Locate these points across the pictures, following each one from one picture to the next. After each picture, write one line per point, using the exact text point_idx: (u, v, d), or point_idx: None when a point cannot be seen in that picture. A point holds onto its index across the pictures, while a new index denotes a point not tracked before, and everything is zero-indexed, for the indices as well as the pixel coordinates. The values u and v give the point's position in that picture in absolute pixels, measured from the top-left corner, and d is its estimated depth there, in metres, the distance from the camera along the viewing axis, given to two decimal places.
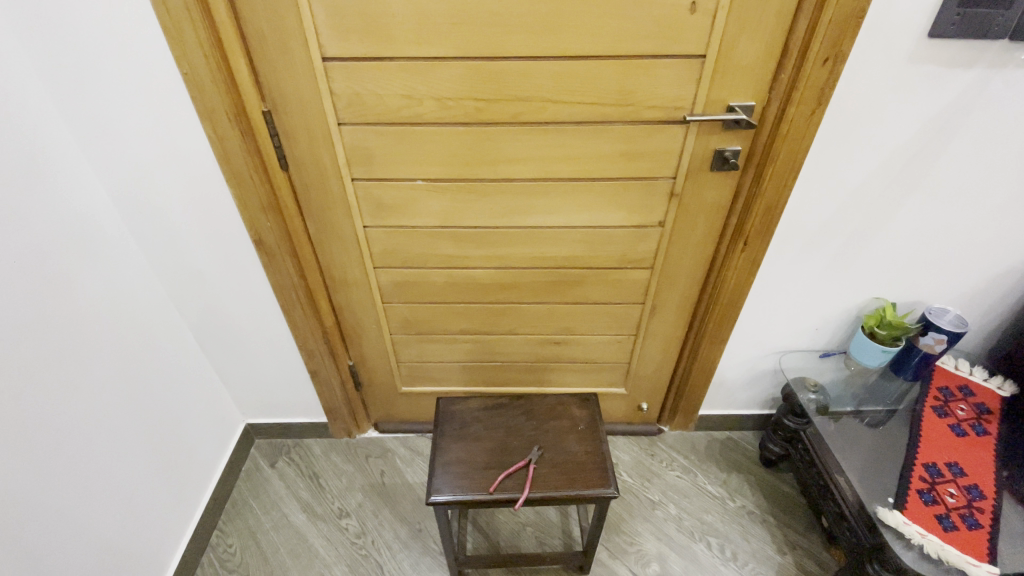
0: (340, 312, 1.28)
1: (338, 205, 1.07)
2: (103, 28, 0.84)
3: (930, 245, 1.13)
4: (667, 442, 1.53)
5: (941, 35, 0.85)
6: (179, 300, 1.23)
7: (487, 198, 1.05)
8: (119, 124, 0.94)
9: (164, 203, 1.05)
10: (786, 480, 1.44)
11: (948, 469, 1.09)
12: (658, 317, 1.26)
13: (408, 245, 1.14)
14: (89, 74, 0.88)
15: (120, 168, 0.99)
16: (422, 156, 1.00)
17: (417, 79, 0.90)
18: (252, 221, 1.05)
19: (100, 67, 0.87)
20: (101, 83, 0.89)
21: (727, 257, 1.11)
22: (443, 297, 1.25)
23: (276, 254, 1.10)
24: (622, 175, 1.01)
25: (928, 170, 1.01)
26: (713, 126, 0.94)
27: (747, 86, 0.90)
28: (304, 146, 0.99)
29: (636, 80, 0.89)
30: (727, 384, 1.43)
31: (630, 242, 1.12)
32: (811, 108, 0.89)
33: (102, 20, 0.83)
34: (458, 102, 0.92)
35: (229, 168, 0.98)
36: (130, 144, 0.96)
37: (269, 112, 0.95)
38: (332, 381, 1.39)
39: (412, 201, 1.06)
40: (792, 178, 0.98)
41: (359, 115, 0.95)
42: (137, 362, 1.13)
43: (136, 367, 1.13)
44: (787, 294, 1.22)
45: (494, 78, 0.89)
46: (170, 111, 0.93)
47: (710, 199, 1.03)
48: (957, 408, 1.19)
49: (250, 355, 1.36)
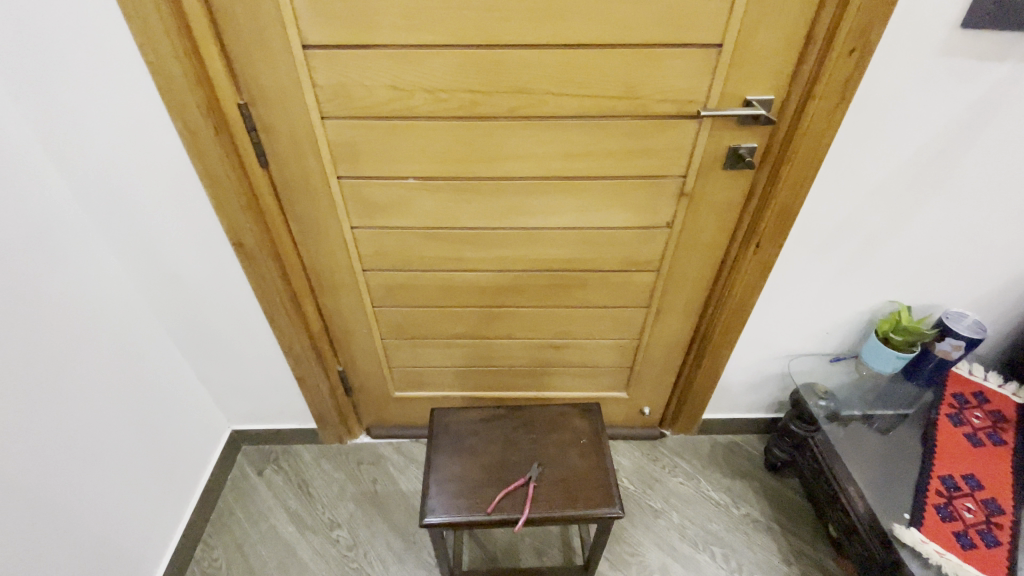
0: (327, 316, 1.21)
1: (323, 204, 0.99)
2: (57, 11, 0.75)
3: (949, 248, 1.07)
4: (669, 447, 1.48)
5: (976, 25, 0.78)
6: (157, 305, 1.16)
7: (484, 198, 0.98)
8: (80, 118, 0.85)
9: (136, 203, 0.97)
10: (792, 486, 1.39)
11: (965, 482, 1.05)
12: (662, 321, 1.20)
13: (399, 247, 1.07)
14: (45, 63, 0.79)
15: (84, 165, 0.91)
16: (413, 152, 0.92)
17: (407, 70, 0.82)
18: (231, 223, 0.98)
19: (56, 55, 0.79)
20: (58, 74, 0.80)
21: (738, 260, 1.05)
22: (436, 300, 1.18)
23: (257, 257, 1.03)
24: (630, 173, 0.94)
25: (952, 170, 0.95)
26: (727, 122, 0.87)
27: (766, 78, 0.83)
28: (286, 142, 0.91)
29: (646, 71, 0.82)
30: (733, 389, 1.38)
31: (634, 244, 1.05)
32: (834, 103, 0.83)
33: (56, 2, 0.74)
34: (452, 94, 0.85)
35: (202, 166, 0.90)
36: (93, 139, 0.88)
37: (245, 105, 0.87)
38: (321, 387, 1.32)
39: (403, 201, 0.99)
40: (810, 177, 0.91)
41: (344, 108, 0.87)
42: (114, 372, 1.06)
43: (112, 379, 1.06)
44: (798, 298, 1.16)
45: (491, 68, 0.82)
46: (137, 103, 0.85)
47: (722, 198, 0.97)
48: (972, 416, 1.15)
49: (235, 360, 1.29)
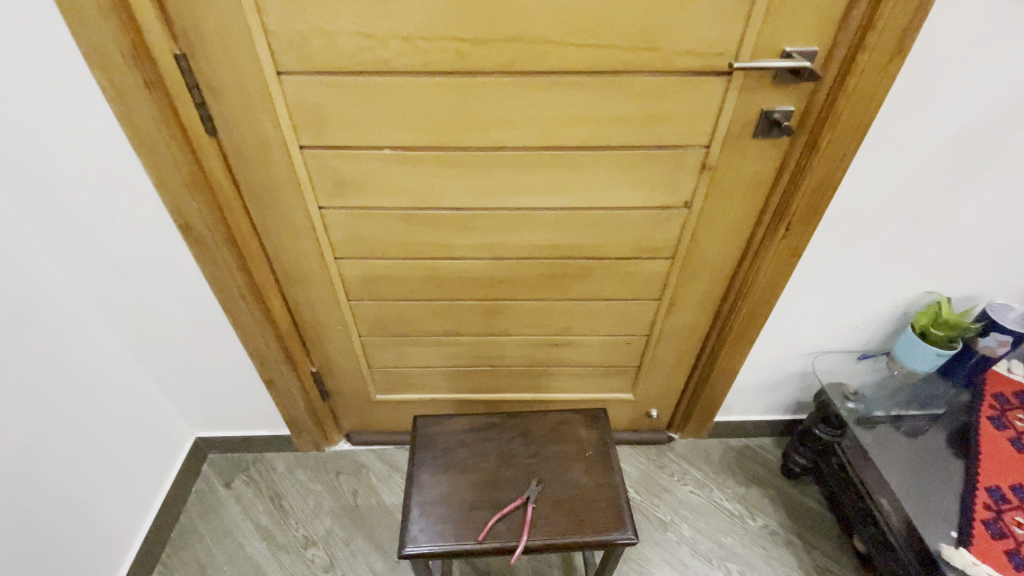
0: (296, 312, 1.06)
1: (285, 181, 0.85)
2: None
3: (998, 231, 0.95)
4: (678, 452, 1.36)
5: None
6: (99, 301, 0.99)
7: (474, 173, 0.84)
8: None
9: (59, 179, 0.81)
10: (811, 494, 1.28)
11: (1015, 494, 0.94)
12: (675, 315, 1.08)
13: (376, 231, 0.93)
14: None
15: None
16: (388, 117, 0.78)
17: (378, 11, 0.68)
18: (174, 202, 0.83)
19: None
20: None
21: (763, 245, 0.92)
22: (421, 293, 1.04)
23: (209, 244, 0.88)
24: (644, 143, 0.80)
25: (1010, 140, 0.83)
26: (761, 79, 0.73)
27: (810, 25, 0.69)
28: (235, 104, 0.76)
29: (668, 15, 0.68)
30: (748, 389, 1.25)
31: (646, 227, 0.92)
32: (888, 57, 0.70)
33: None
34: (433, 44, 0.70)
35: (136, 132, 0.75)
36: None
37: (183, 57, 0.72)
38: (293, 390, 1.18)
39: (378, 177, 0.85)
40: (852, 148, 0.78)
41: (303, 61, 0.72)
42: (45, 380, 0.91)
43: (43, 385, 0.90)
44: (827, 288, 1.04)
45: (481, 11, 0.67)
46: (50, 53, 0.69)
47: (749, 174, 0.84)
48: (1016, 419, 1.04)
49: (194, 362, 1.14)
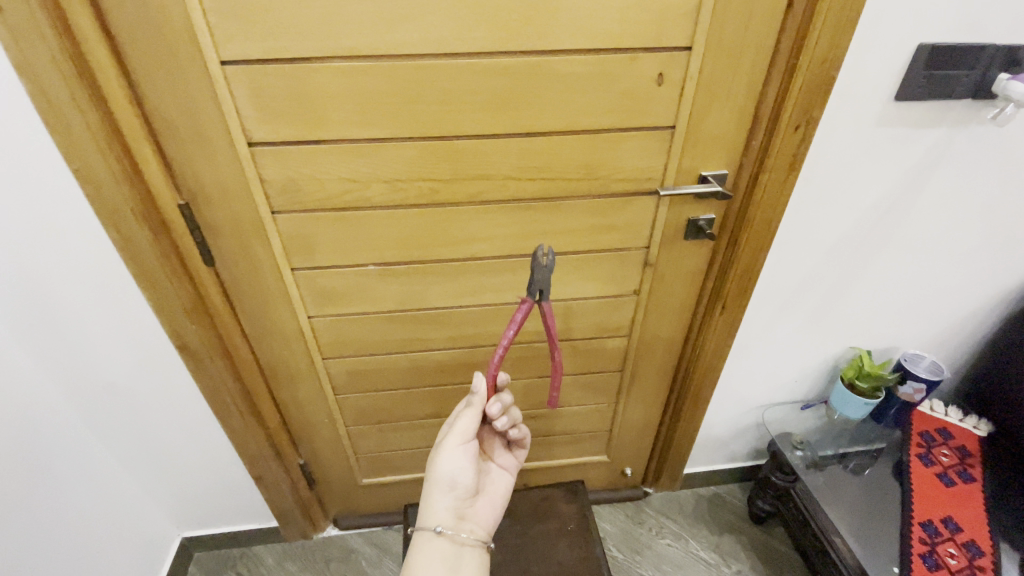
0: (284, 409, 1.12)
1: (276, 298, 0.94)
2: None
3: (905, 295, 1.11)
4: (654, 506, 1.44)
5: (906, 97, 0.81)
6: (105, 418, 1.01)
7: (448, 278, 0.95)
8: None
9: (63, 312, 0.85)
10: (779, 536, 1.38)
11: (944, 526, 1.06)
12: (638, 383, 1.19)
13: (359, 332, 1.01)
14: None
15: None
16: (374, 240, 0.89)
17: (363, 161, 0.80)
18: (173, 326, 0.89)
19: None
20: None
21: (706, 321, 1.06)
22: (404, 382, 1.12)
23: (204, 359, 0.94)
24: (595, 246, 0.94)
25: (897, 224, 0.98)
26: (685, 198, 0.90)
27: (720, 155, 0.86)
28: (232, 238, 0.85)
29: (603, 154, 0.84)
30: (711, 443, 1.36)
31: (604, 312, 1.05)
32: (784, 174, 0.85)
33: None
34: (410, 184, 0.83)
35: (140, 272, 0.82)
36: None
37: (186, 205, 0.81)
38: (281, 484, 1.21)
39: (362, 288, 0.95)
40: (768, 244, 0.93)
41: (295, 202, 0.83)
42: (29, 510, 0.88)
43: (35, 513, 0.88)
44: (767, 351, 1.17)
45: (449, 157, 0.81)
46: (59, 205, 0.75)
47: (686, 267, 0.99)
48: (941, 454, 1.16)
49: (182, 468, 1.15)
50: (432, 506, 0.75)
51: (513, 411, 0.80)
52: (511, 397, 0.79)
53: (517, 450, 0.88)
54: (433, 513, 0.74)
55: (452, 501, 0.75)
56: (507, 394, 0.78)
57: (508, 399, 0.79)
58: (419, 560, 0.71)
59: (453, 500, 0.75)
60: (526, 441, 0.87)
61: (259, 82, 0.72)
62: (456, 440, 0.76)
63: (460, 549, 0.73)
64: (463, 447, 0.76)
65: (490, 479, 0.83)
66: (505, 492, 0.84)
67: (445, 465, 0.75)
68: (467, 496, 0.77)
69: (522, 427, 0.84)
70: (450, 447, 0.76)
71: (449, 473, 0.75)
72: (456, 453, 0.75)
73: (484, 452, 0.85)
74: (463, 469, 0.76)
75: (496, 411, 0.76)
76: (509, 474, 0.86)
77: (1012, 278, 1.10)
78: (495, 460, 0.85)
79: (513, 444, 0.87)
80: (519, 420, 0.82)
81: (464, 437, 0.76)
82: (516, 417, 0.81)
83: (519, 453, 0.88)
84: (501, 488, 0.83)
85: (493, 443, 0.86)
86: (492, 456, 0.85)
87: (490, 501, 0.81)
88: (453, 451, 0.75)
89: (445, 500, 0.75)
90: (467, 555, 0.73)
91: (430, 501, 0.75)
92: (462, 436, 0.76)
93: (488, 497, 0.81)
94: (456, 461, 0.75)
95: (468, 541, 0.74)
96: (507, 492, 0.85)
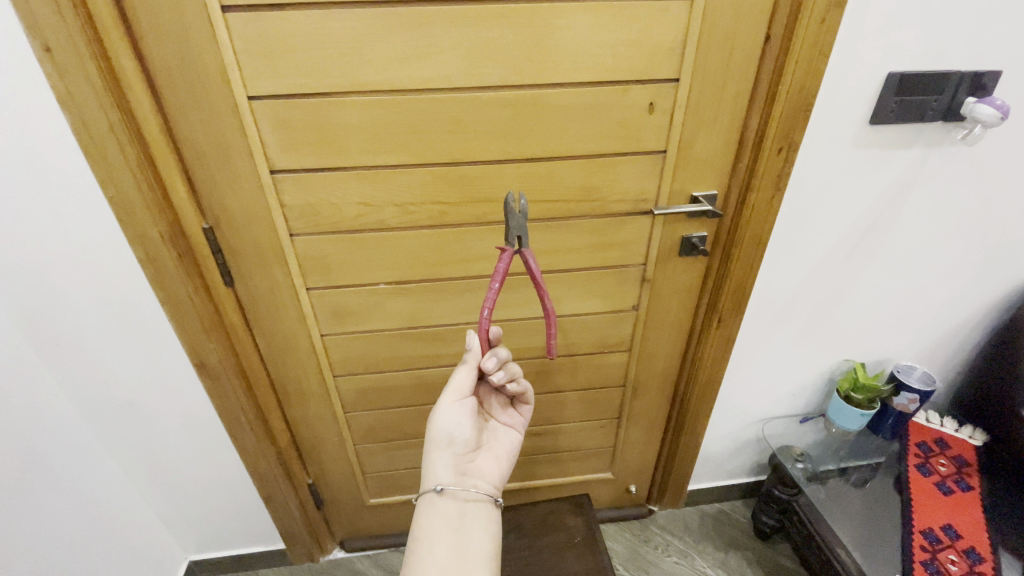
0: (295, 428, 1.15)
1: (291, 316, 0.98)
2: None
3: (894, 307, 1.15)
4: (660, 524, 1.45)
5: (881, 121, 0.87)
6: (121, 437, 1.03)
7: (456, 295, 1.00)
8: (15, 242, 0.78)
9: (89, 330, 0.89)
10: (785, 552, 1.38)
11: (944, 533, 1.09)
12: (640, 398, 1.22)
13: (370, 349, 1.05)
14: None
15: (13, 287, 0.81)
16: (386, 260, 0.94)
17: (377, 186, 0.86)
18: (192, 345, 0.93)
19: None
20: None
21: (704, 335, 1.10)
22: (412, 399, 1.15)
23: (220, 377, 0.98)
24: (594, 264, 0.99)
25: (881, 239, 1.03)
26: (678, 218, 0.96)
27: (709, 177, 0.92)
28: (251, 259, 0.90)
29: (600, 177, 0.90)
30: (714, 458, 1.38)
31: (605, 328, 1.09)
32: (771, 194, 0.91)
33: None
34: (421, 207, 0.89)
35: (165, 292, 0.87)
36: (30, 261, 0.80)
37: (210, 229, 0.86)
38: (290, 504, 1.22)
39: (373, 306, 0.99)
40: (759, 259, 0.98)
41: (312, 225, 0.88)
42: (50, 526, 0.90)
43: (56, 530, 0.90)
44: (764, 365, 1.21)
45: (457, 182, 0.87)
46: (93, 229, 0.80)
47: (681, 283, 1.04)
48: (938, 463, 1.21)
49: (193, 489, 1.16)
50: (432, 464, 0.75)
51: (512, 366, 0.76)
52: (509, 352, 0.75)
53: (522, 406, 0.86)
54: (432, 471, 0.74)
55: (451, 458, 0.75)
56: (504, 349, 0.74)
57: (505, 354, 0.74)
58: (423, 523, 0.71)
59: (452, 457, 0.75)
60: (531, 396, 0.84)
61: (283, 115, 0.78)
62: (450, 398, 0.76)
63: (463, 507, 0.72)
64: (457, 404, 0.76)
65: (494, 436, 0.82)
66: (511, 448, 0.83)
67: (441, 422, 0.75)
68: (466, 452, 0.77)
69: (525, 383, 0.80)
70: (445, 404, 0.76)
71: (445, 430, 0.75)
72: (451, 409, 0.75)
73: (487, 411, 0.85)
74: (460, 425, 0.76)
75: (492, 366, 0.72)
76: (515, 430, 0.84)
77: (995, 290, 1.15)
78: (499, 417, 0.84)
79: (518, 400, 0.86)
80: (520, 374, 0.77)
81: (458, 394, 0.76)
82: (517, 371, 0.76)
83: (526, 409, 0.86)
84: (506, 443, 0.82)
85: (496, 402, 0.85)
86: (497, 415, 0.85)
87: (494, 457, 0.80)
88: (448, 408, 0.75)
89: (444, 457, 0.75)
90: (470, 511, 0.72)
91: (429, 459, 0.75)
92: (456, 392, 0.76)
93: (493, 453, 0.80)
94: (451, 418, 0.75)
95: (470, 497, 0.73)
96: (514, 448, 0.83)
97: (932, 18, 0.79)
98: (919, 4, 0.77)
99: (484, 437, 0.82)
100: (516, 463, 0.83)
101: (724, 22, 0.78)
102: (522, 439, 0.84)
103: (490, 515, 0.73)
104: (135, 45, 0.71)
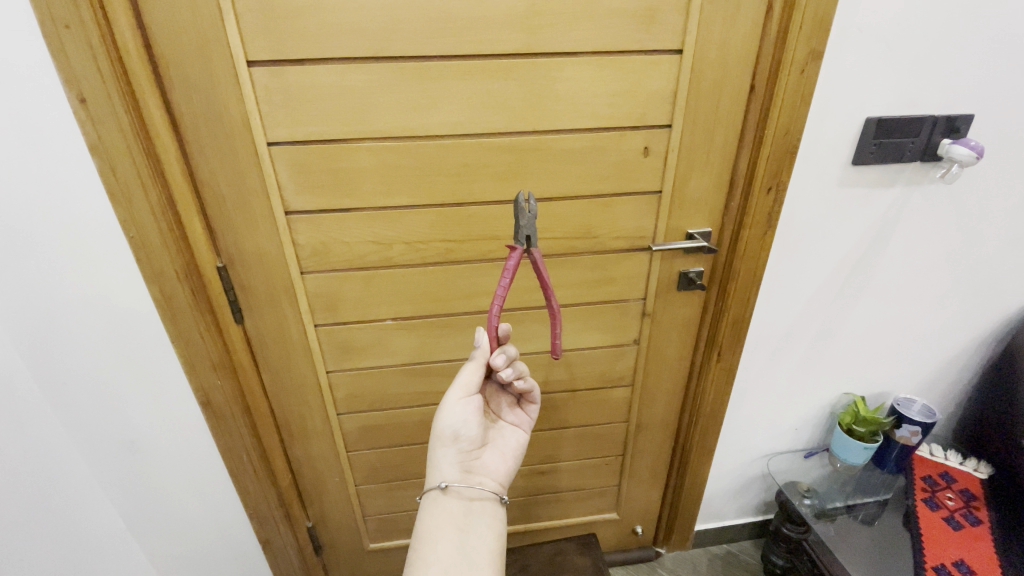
0: (296, 467, 1.14)
1: (298, 352, 0.99)
2: (27, 178, 0.73)
3: (888, 339, 1.17)
4: (668, 567, 1.40)
5: (863, 162, 0.93)
6: (125, 480, 1.01)
7: (460, 331, 1.02)
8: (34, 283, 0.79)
9: (101, 368, 0.90)
10: None
11: (957, 568, 1.07)
12: (644, 433, 1.22)
13: (375, 386, 1.06)
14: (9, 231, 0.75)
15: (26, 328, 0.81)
16: (393, 296, 0.96)
17: (386, 225, 0.89)
18: (199, 381, 0.94)
19: (22, 228, 0.76)
20: (18, 236, 0.76)
21: (704, 368, 1.11)
22: (415, 436, 1.15)
23: (225, 413, 0.98)
24: (596, 298, 1.02)
25: (871, 273, 1.07)
26: (675, 253, 0.99)
27: (703, 215, 0.97)
28: (262, 296, 0.93)
29: (599, 216, 0.94)
30: (721, 496, 1.36)
31: (608, 362, 1.11)
32: (762, 229, 0.95)
33: (24, 166, 0.72)
34: (427, 245, 0.92)
35: (175, 328, 0.88)
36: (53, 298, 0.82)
37: (224, 266, 0.89)
38: (288, 549, 1.19)
39: (380, 342, 1.01)
40: (755, 291, 1.01)
41: (323, 262, 0.91)
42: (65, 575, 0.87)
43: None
44: (768, 396, 1.21)
45: (462, 220, 0.91)
46: (112, 268, 0.82)
47: (680, 316, 1.07)
48: (946, 497, 1.21)
49: (192, 538, 1.12)
50: (438, 461, 0.75)
51: (520, 364, 0.77)
52: (517, 350, 0.76)
53: (529, 406, 0.85)
54: (438, 469, 0.75)
55: (457, 455, 0.75)
56: (513, 347, 0.75)
57: (513, 351, 0.75)
58: (426, 518, 0.71)
59: (457, 454, 0.75)
60: (538, 395, 0.84)
61: (299, 160, 0.83)
62: (456, 395, 0.75)
63: (467, 505, 0.73)
64: (464, 401, 0.75)
65: (501, 434, 0.82)
66: (517, 446, 0.82)
67: (447, 419, 0.75)
68: (472, 449, 0.77)
69: (533, 381, 0.80)
70: (451, 401, 0.75)
71: (450, 428, 0.75)
72: (457, 407, 0.74)
73: (495, 410, 0.85)
74: (466, 422, 0.75)
75: (501, 364, 0.73)
76: (522, 429, 0.84)
77: (985, 321, 1.18)
78: (506, 416, 0.84)
79: (525, 400, 0.85)
80: (528, 373, 0.77)
81: (465, 390, 0.75)
82: (524, 371, 0.77)
83: (534, 409, 0.85)
84: (512, 442, 0.82)
85: (504, 401, 0.85)
86: (505, 414, 0.84)
87: (500, 453, 0.80)
88: (454, 404, 0.75)
89: (448, 454, 0.75)
90: (475, 509, 0.73)
91: (435, 456, 0.76)
92: (463, 389, 0.75)
93: (498, 450, 0.80)
94: (457, 414, 0.75)
95: (474, 494, 0.74)
96: (519, 446, 0.83)
97: (901, 69, 0.86)
98: (890, 56, 0.84)
99: (490, 435, 0.81)
100: (522, 461, 0.83)
101: (711, 72, 0.84)
102: (529, 437, 0.84)
103: (494, 513, 0.74)
104: (165, 98, 0.77)
